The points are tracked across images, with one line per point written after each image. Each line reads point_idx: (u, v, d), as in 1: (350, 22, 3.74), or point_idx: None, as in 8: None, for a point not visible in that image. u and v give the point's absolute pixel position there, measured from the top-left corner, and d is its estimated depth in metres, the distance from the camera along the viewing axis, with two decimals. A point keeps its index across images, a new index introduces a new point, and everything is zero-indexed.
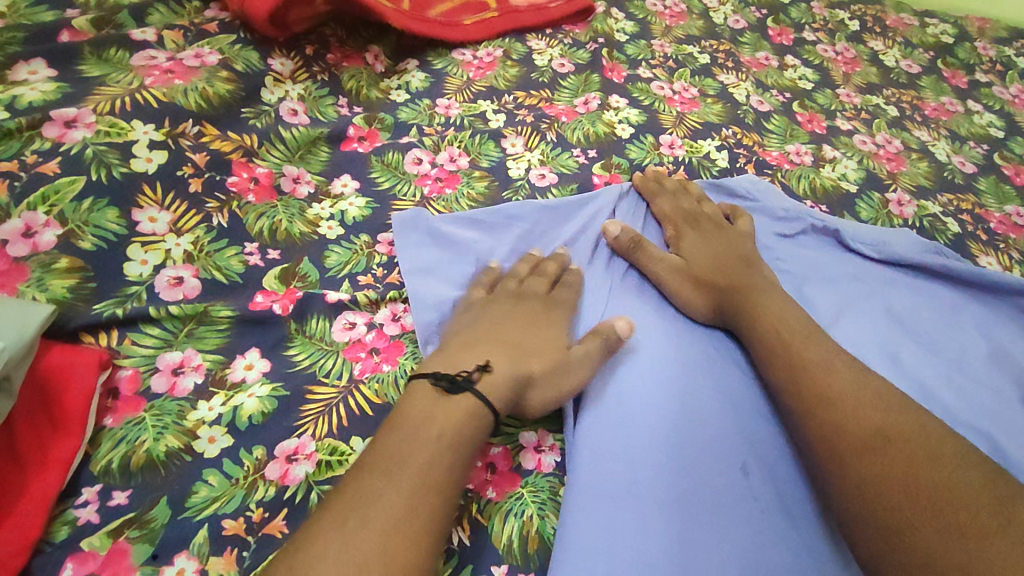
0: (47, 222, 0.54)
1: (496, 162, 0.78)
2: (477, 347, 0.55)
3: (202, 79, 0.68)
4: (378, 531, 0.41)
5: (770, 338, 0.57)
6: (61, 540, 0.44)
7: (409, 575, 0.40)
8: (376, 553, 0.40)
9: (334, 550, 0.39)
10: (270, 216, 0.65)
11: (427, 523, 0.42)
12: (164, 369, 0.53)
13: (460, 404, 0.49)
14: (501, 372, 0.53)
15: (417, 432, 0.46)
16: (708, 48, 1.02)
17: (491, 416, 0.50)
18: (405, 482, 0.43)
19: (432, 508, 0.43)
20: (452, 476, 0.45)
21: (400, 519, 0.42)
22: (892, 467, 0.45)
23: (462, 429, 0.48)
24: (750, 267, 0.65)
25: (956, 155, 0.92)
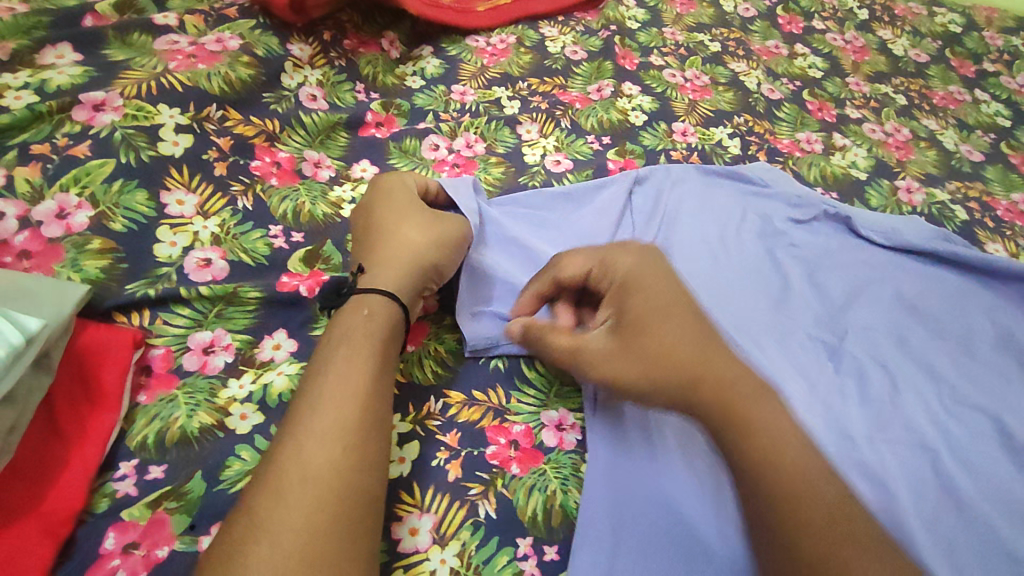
0: (80, 204, 0.55)
1: (512, 148, 0.79)
2: (362, 248, 0.58)
3: (224, 64, 0.69)
4: (287, 449, 0.42)
5: (752, 435, 0.43)
6: (102, 511, 0.46)
7: (332, 466, 0.42)
8: (302, 459, 0.41)
9: (267, 471, 0.41)
10: (294, 198, 0.66)
11: (333, 427, 0.43)
12: (196, 348, 0.55)
13: (346, 307, 0.52)
14: (378, 262, 0.55)
15: (320, 350, 0.49)
16: (719, 36, 1.03)
17: (375, 295, 0.52)
18: (314, 391, 0.45)
19: (334, 413, 0.44)
20: (352, 377, 0.46)
21: (299, 432, 0.43)
22: None
23: (353, 323, 0.50)
24: (708, 321, 0.50)
25: (964, 144, 0.93)
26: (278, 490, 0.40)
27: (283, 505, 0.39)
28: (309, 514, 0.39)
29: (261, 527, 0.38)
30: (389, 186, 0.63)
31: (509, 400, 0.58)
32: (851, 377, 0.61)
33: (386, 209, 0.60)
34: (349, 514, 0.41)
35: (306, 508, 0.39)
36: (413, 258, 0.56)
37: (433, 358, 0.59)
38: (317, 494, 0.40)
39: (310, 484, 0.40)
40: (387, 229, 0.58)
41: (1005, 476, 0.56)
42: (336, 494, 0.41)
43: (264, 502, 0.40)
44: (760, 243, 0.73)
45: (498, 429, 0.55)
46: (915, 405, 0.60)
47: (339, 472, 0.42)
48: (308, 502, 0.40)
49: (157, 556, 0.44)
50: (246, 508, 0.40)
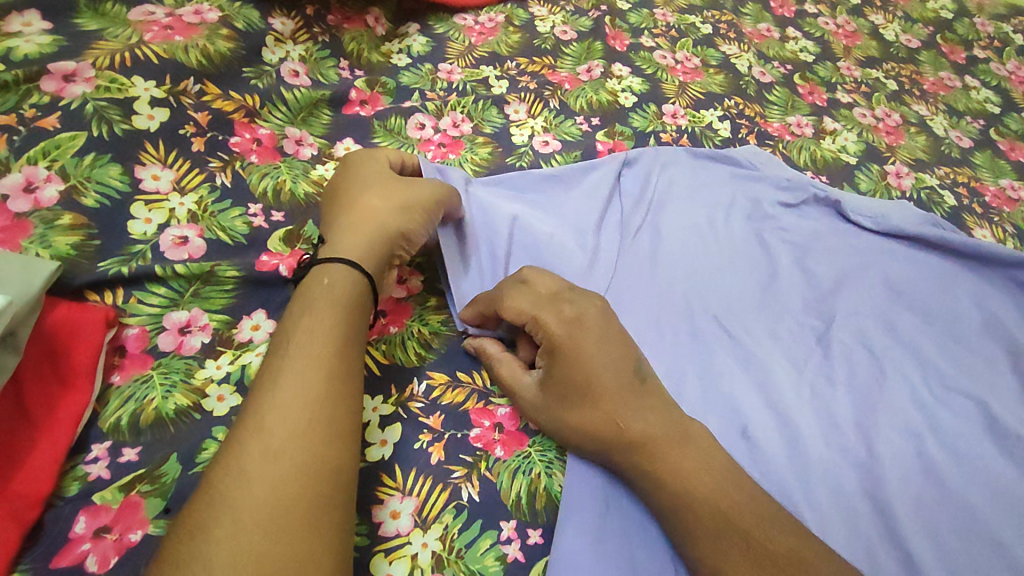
0: (49, 177, 0.53)
1: (499, 128, 0.77)
2: (327, 220, 0.57)
3: (203, 36, 0.66)
4: (251, 423, 0.41)
5: (662, 484, 0.46)
6: (73, 495, 0.45)
7: (297, 442, 0.40)
8: (268, 432, 0.40)
9: (231, 444, 0.40)
10: (274, 176, 0.64)
11: (297, 399, 0.42)
12: (171, 328, 0.53)
13: (308, 278, 0.51)
14: (339, 231, 0.54)
15: (285, 322, 0.47)
16: (711, 18, 1.01)
17: (337, 263, 0.51)
18: (278, 364, 0.44)
19: (299, 385, 0.43)
20: (318, 351, 0.45)
21: (264, 405, 0.42)
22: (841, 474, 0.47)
23: (314, 294, 0.49)
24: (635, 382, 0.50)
25: (953, 130, 0.93)
26: (241, 465, 0.39)
27: (246, 481, 0.38)
28: (275, 490, 0.38)
29: (224, 502, 0.37)
30: (353, 159, 0.61)
31: (493, 382, 0.57)
32: (838, 360, 0.61)
33: (351, 180, 0.59)
34: (317, 489, 0.40)
35: (271, 484, 0.38)
36: (376, 224, 0.55)
37: (416, 339, 0.58)
38: (282, 469, 0.39)
39: (276, 459, 0.39)
40: (352, 198, 0.57)
41: (989, 461, 0.56)
42: (302, 467, 0.40)
43: (226, 477, 0.39)
44: (748, 226, 0.72)
45: (482, 412, 0.55)
46: (901, 388, 0.60)
47: (306, 447, 0.40)
48: (272, 477, 0.39)
49: (129, 540, 0.43)
50: (211, 482, 0.39)
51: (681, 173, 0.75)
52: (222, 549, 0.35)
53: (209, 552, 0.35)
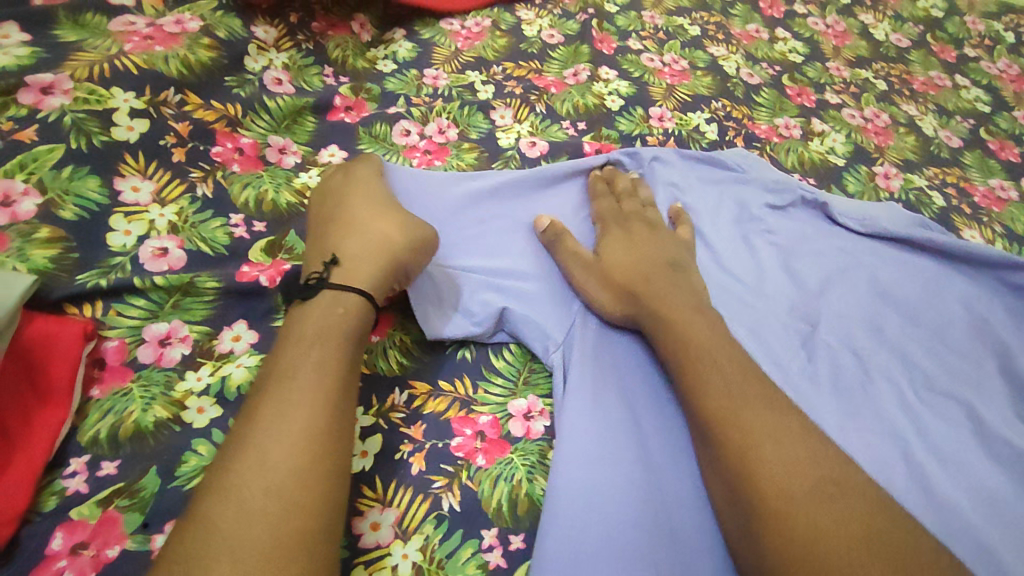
0: (26, 191, 0.53)
1: (485, 133, 0.77)
2: (330, 238, 0.56)
3: (184, 46, 0.66)
4: (250, 456, 0.40)
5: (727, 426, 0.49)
6: (49, 510, 0.44)
7: (297, 479, 0.40)
8: (269, 467, 0.40)
9: (225, 478, 0.40)
10: (256, 185, 0.64)
11: (299, 432, 0.42)
12: (151, 340, 0.53)
13: (319, 300, 0.50)
14: (351, 256, 0.53)
15: (284, 345, 0.47)
16: (699, 20, 1.01)
17: (352, 294, 0.51)
18: (277, 393, 0.43)
19: (301, 421, 0.42)
20: (320, 381, 0.45)
21: (262, 437, 0.41)
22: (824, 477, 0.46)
23: (324, 322, 0.48)
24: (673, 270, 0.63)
25: (943, 130, 0.92)
26: (241, 499, 0.39)
27: (246, 520, 0.38)
28: (275, 529, 0.38)
29: (222, 541, 0.37)
30: (356, 176, 0.61)
31: (476, 390, 0.57)
32: (824, 362, 0.61)
33: (359, 201, 0.59)
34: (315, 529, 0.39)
35: (271, 522, 0.38)
36: (390, 255, 0.54)
37: (398, 348, 0.57)
38: (283, 509, 0.39)
39: (277, 497, 0.39)
40: (363, 219, 0.57)
41: (973, 462, 0.56)
42: (301, 506, 0.40)
43: (225, 513, 0.38)
44: (735, 228, 0.72)
45: (464, 420, 0.54)
46: (886, 390, 0.60)
47: (306, 484, 0.40)
48: (272, 516, 0.38)
49: (106, 556, 0.43)
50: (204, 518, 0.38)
51: (666, 177, 0.76)
52: None
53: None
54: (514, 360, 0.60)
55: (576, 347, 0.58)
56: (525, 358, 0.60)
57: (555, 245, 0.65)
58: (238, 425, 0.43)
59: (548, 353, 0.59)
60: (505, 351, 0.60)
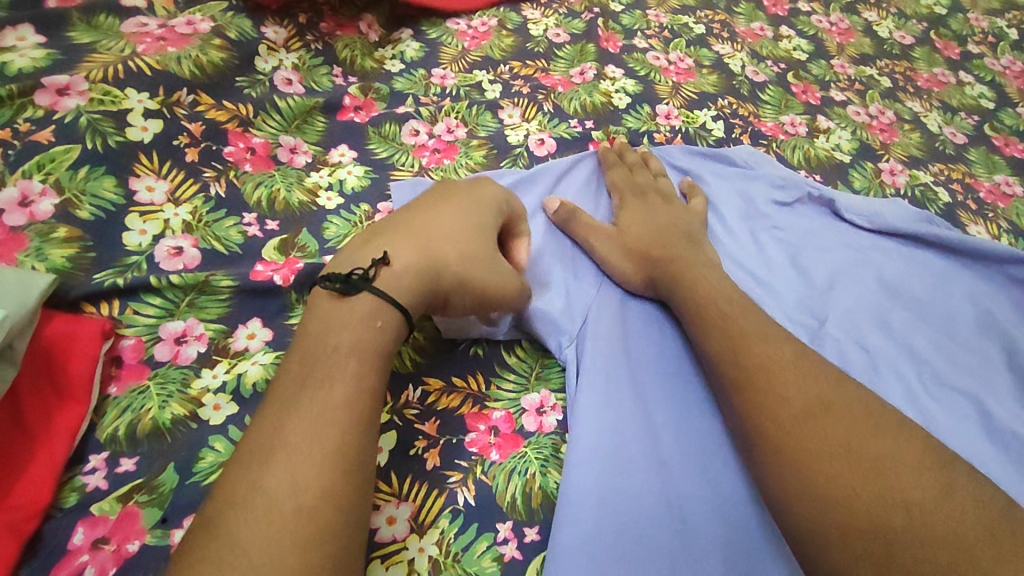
0: (43, 191, 0.53)
1: (494, 132, 0.78)
2: (422, 254, 0.53)
3: (196, 46, 0.67)
4: (281, 469, 0.39)
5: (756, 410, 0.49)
6: (71, 505, 0.45)
7: (328, 498, 0.39)
8: (301, 485, 0.39)
9: (254, 494, 0.38)
10: (268, 185, 0.64)
11: (330, 449, 0.40)
12: (167, 338, 0.53)
13: (358, 303, 0.48)
14: (401, 261, 0.51)
15: (314, 352, 0.45)
16: (704, 18, 1.01)
17: (392, 310, 0.48)
18: (309, 406, 0.42)
19: (316, 423, 0.41)
20: (350, 394, 0.43)
21: (292, 452, 0.40)
22: (854, 451, 0.44)
23: (368, 337, 0.46)
24: (688, 239, 0.66)
25: (948, 126, 0.93)
26: (269, 518, 0.37)
27: (276, 539, 0.37)
28: (305, 549, 0.37)
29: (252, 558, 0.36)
30: (464, 196, 0.59)
31: (488, 386, 0.57)
32: (832, 356, 0.62)
33: (461, 224, 0.56)
34: (328, 524, 0.38)
35: (301, 542, 0.37)
36: (434, 277, 0.52)
37: (410, 345, 0.57)
38: (315, 528, 0.38)
39: (309, 517, 0.38)
40: (461, 250, 0.54)
41: (980, 454, 0.57)
42: (332, 519, 0.39)
43: (255, 530, 0.37)
44: (743, 225, 0.72)
45: (477, 416, 0.55)
46: (894, 384, 0.61)
47: (336, 503, 0.39)
48: (302, 536, 0.37)
49: (127, 551, 0.44)
50: (215, 508, 0.38)
51: (674, 177, 0.77)
52: None
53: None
54: (526, 356, 0.60)
55: (587, 343, 0.59)
56: (536, 354, 0.61)
57: (569, 223, 0.67)
58: (261, 433, 0.41)
59: (562, 350, 0.60)
60: (516, 347, 0.61)
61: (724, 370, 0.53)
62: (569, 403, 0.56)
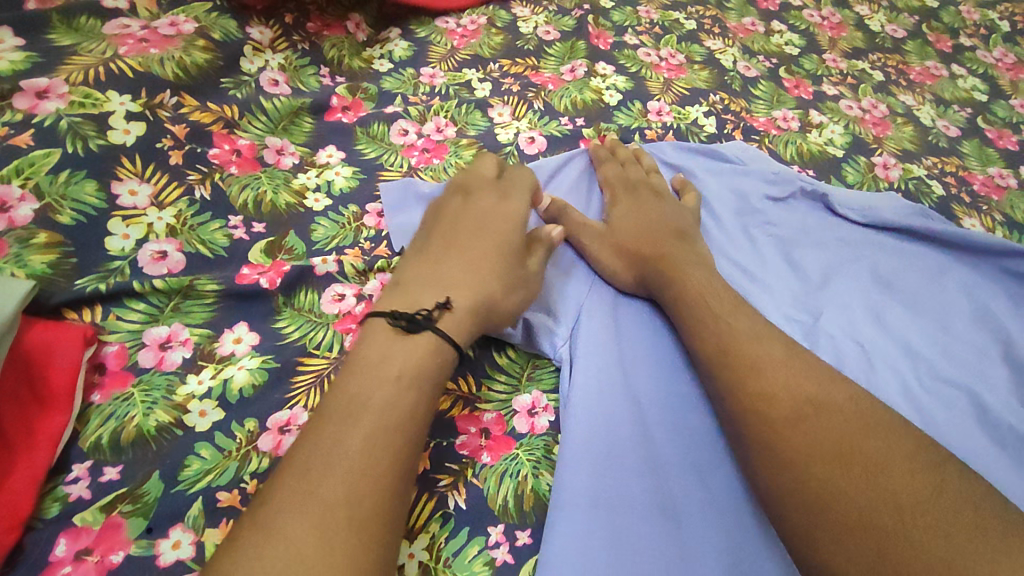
0: (23, 197, 0.52)
1: (484, 130, 0.77)
2: (478, 298, 0.54)
3: (179, 48, 0.66)
4: (336, 483, 0.40)
5: (749, 408, 0.48)
6: (52, 517, 0.44)
7: (376, 512, 0.40)
8: (353, 498, 0.40)
9: (308, 505, 0.39)
10: (255, 187, 0.64)
11: (383, 466, 0.41)
12: (152, 344, 0.53)
13: (422, 342, 0.49)
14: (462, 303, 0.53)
15: (367, 372, 0.46)
16: (695, 14, 1.00)
17: (451, 350, 0.50)
18: (366, 424, 0.43)
19: (369, 438, 0.42)
20: (398, 412, 0.44)
21: (345, 467, 0.41)
22: (844, 450, 0.43)
23: (424, 364, 0.47)
24: (680, 236, 0.65)
25: (941, 119, 0.92)
26: (325, 531, 0.38)
27: (331, 551, 0.37)
28: (355, 561, 0.38)
29: (306, 569, 0.36)
30: (501, 221, 0.60)
31: (479, 388, 0.56)
32: (826, 353, 0.61)
33: (509, 266, 0.57)
34: (375, 541, 0.39)
35: (352, 554, 0.38)
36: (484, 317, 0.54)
37: None
38: (366, 540, 0.39)
39: (361, 530, 0.39)
40: (509, 283, 0.56)
41: (975, 448, 0.57)
42: (379, 532, 0.40)
43: (309, 542, 0.37)
44: (735, 221, 0.71)
45: (468, 418, 0.54)
46: (890, 380, 0.60)
47: (383, 517, 0.40)
48: (355, 547, 0.38)
49: (110, 562, 0.43)
50: (261, 513, 0.39)
51: (666, 174, 0.76)
52: None
53: None
54: (517, 357, 0.60)
55: (579, 342, 0.59)
56: (528, 354, 0.60)
57: (560, 221, 0.66)
58: (311, 447, 0.42)
59: (555, 351, 0.59)
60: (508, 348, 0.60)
61: (714, 371, 0.52)
62: (561, 403, 0.55)
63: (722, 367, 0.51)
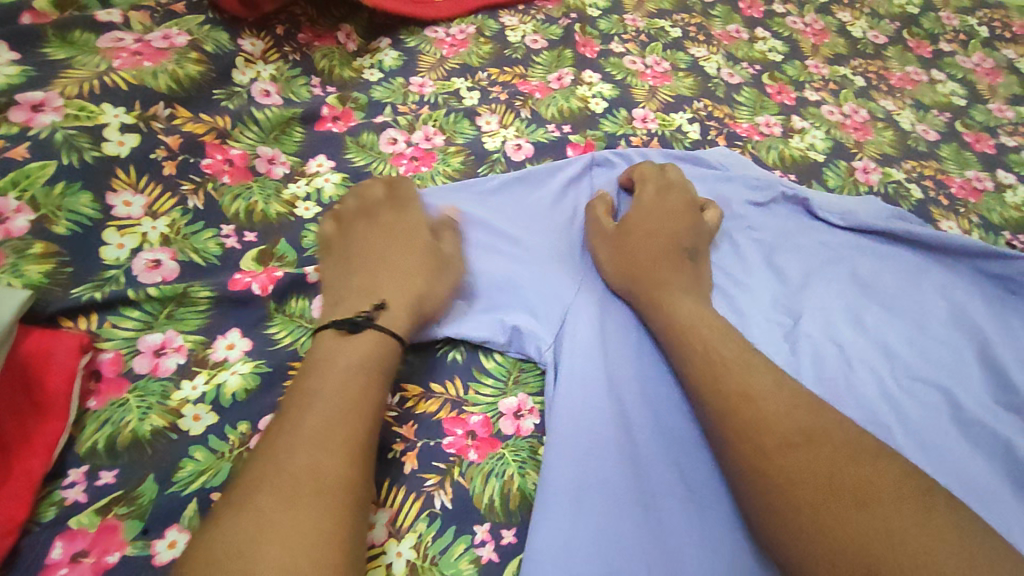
0: (19, 208, 0.53)
1: (472, 138, 0.78)
2: (406, 294, 0.56)
3: (172, 61, 0.67)
4: (297, 455, 0.43)
5: (738, 436, 0.49)
6: (50, 520, 0.45)
7: (338, 479, 0.43)
8: (316, 470, 0.42)
9: (274, 476, 0.42)
10: (246, 197, 0.65)
11: (341, 440, 0.45)
12: (146, 351, 0.54)
13: (363, 340, 0.51)
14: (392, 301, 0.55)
15: (325, 364, 0.50)
16: (680, 22, 1.02)
17: (393, 340, 0.52)
18: (322, 405, 0.46)
19: (327, 417, 0.45)
20: (355, 392, 0.48)
21: (308, 442, 0.44)
22: (833, 480, 0.45)
23: (371, 350, 0.51)
24: (689, 254, 0.65)
25: (920, 124, 0.94)
26: (290, 496, 0.41)
27: (296, 515, 0.40)
28: (321, 521, 0.40)
29: (273, 533, 0.39)
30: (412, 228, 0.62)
31: (466, 391, 0.58)
32: (806, 355, 0.63)
33: (428, 260, 0.60)
34: (338, 507, 0.42)
35: (317, 515, 0.41)
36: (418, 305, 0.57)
37: None
38: (329, 504, 0.41)
39: (324, 496, 0.42)
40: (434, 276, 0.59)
41: (950, 446, 0.58)
42: (341, 498, 0.42)
43: (275, 508, 0.40)
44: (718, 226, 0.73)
45: (455, 421, 0.55)
46: (868, 382, 0.62)
47: (346, 485, 0.43)
48: (319, 511, 0.41)
49: (106, 562, 0.44)
50: (234, 491, 0.42)
51: None
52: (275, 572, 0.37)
53: (233, 552, 0.38)
54: (504, 360, 0.61)
55: (564, 345, 0.59)
56: (515, 358, 0.61)
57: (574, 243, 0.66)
58: (277, 431, 0.45)
59: (541, 355, 0.60)
60: (495, 352, 0.61)
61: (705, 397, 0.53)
62: (546, 406, 0.57)
63: (714, 393, 0.52)
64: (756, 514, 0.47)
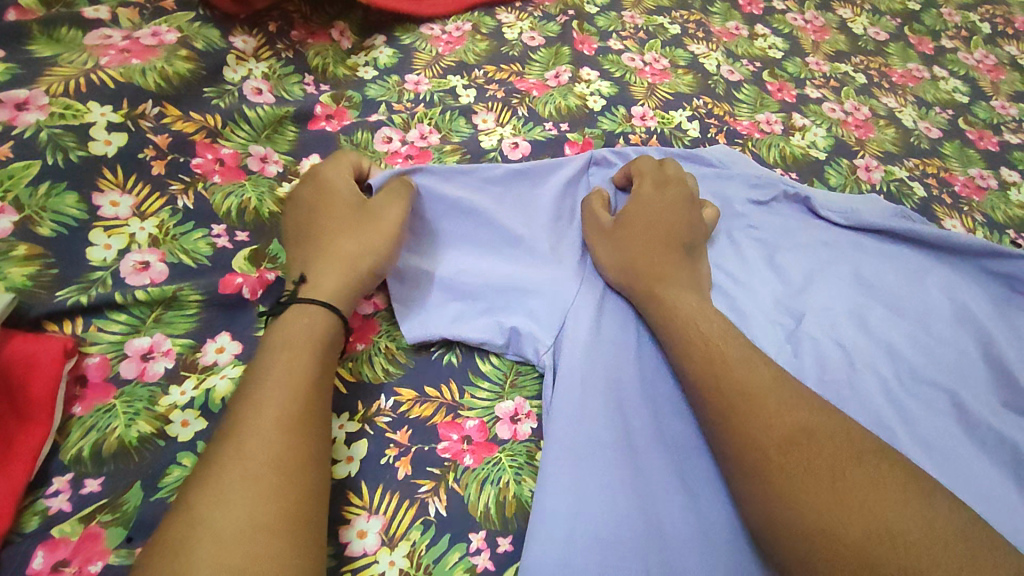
0: (2, 210, 0.52)
1: (468, 137, 0.77)
2: (327, 262, 0.55)
3: (161, 58, 0.66)
4: (229, 445, 0.43)
5: (737, 434, 0.48)
6: (32, 530, 0.44)
7: (273, 465, 0.42)
8: (248, 458, 0.42)
9: (208, 469, 0.42)
10: (239, 195, 0.63)
11: (276, 426, 0.44)
12: (134, 355, 0.52)
13: (288, 314, 0.52)
14: (316, 271, 0.55)
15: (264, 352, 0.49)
16: (679, 19, 1.01)
17: (315, 305, 0.52)
18: (258, 393, 0.46)
19: (259, 405, 0.45)
20: (295, 378, 0.47)
21: (242, 431, 0.43)
22: (839, 482, 0.44)
23: (298, 330, 0.50)
24: (685, 248, 0.63)
25: (923, 121, 0.93)
26: (221, 486, 0.41)
27: (227, 504, 0.40)
28: (253, 510, 0.40)
29: (205, 525, 0.39)
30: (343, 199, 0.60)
31: (462, 395, 0.56)
32: (809, 356, 0.61)
33: (354, 224, 0.58)
34: (273, 492, 0.41)
35: (249, 504, 0.40)
36: (352, 270, 0.55)
37: (382, 355, 0.57)
38: (262, 491, 0.41)
39: (256, 482, 0.41)
40: (361, 240, 0.57)
41: (954, 449, 0.57)
42: (278, 484, 0.42)
43: (205, 499, 0.40)
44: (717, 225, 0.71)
45: (450, 425, 0.54)
46: (872, 384, 0.60)
47: (284, 470, 0.42)
48: (252, 498, 0.40)
49: (88, 572, 0.43)
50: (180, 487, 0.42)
51: None
52: (205, 563, 0.37)
53: (167, 547, 0.38)
54: (501, 363, 0.60)
55: (563, 348, 0.58)
56: (511, 361, 0.60)
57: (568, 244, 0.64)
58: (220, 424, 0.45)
59: (540, 357, 0.59)
60: (492, 355, 0.60)
61: (704, 395, 0.51)
62: (545, 410, 0.55)
63: (714, 392, 0.51)
64: (752, 515, 0.46)
